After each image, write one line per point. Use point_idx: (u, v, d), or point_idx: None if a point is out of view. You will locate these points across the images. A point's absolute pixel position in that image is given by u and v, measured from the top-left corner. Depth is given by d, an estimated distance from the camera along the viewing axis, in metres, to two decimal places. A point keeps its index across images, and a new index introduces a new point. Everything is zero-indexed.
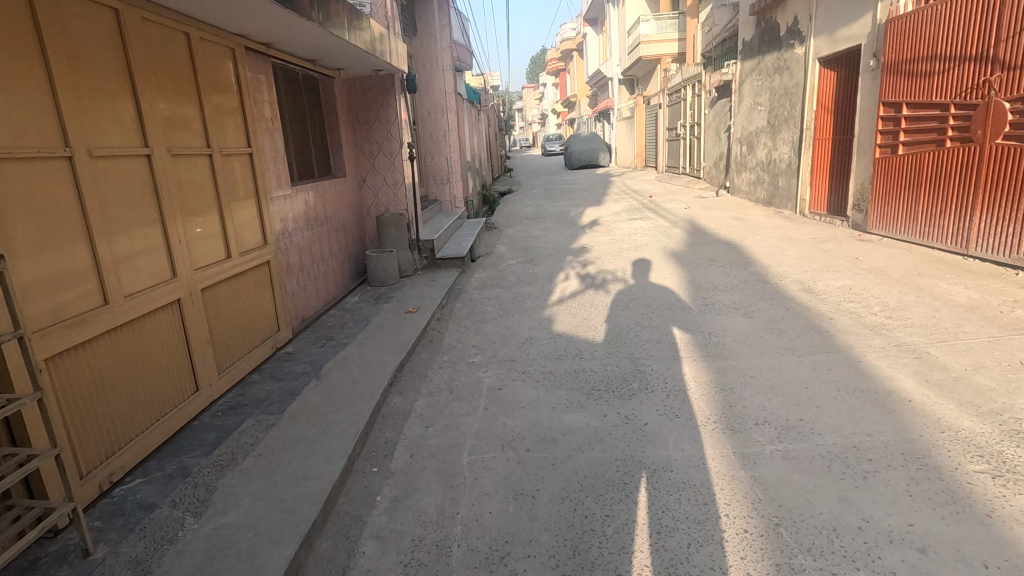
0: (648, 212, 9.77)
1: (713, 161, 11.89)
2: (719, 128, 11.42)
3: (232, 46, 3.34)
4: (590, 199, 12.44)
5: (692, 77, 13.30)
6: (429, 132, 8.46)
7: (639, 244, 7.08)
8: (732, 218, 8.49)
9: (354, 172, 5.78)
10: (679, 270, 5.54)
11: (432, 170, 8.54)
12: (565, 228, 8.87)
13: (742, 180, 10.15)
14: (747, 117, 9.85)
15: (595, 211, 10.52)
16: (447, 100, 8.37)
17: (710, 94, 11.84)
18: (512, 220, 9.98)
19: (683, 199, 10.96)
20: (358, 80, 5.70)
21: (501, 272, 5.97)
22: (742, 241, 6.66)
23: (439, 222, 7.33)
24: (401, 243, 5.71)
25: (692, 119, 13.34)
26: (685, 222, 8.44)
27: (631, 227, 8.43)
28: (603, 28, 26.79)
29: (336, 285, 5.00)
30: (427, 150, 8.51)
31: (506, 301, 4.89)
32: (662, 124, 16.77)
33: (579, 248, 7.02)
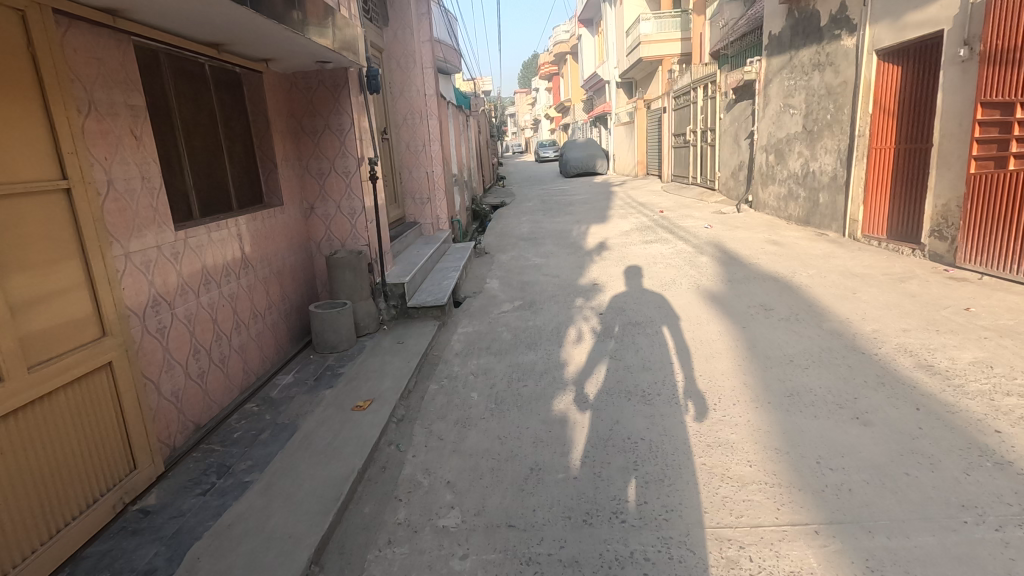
0: (664, 232, 8.47)
1: (730, 171, 10.61)
2: (738, 135, 10.14)
3: (25, 9, 1.98)
4: (592, 215, 11.13)
5: (703, 77, 12.03)
6: (405, 142, 7.09)
7: (663, 278, 5.76)
8: (766, 241, 7.19)
9: (297, 197, 4.39)
10: (726, 321, 4.23)
11: (410, 186, 7.17)
12: (568, 254, 7.53)
13: (769, 194, 8.86)
14: (775, 122, 8.57)
15: (601, 230, 9.22)
16: (428, 104, 7.02)
17: (727, 97, 10.56)
18: (506, 243, 8.64)
19: (700, 215, 9.67)
20: (300, 76, 4.31)
21: (493, 324, 4.61)
22: (794, 277, 5.34)
23: (415, 253, 5.94)
24: (360, 290, 4.32)
25: (703, 125, 12.07)
26: (711, 246, 7.12)
27: (647, 253, 7.12)
28: (598, 29, 25.57)
29: (262, 358, 3.61)
30: (404, 163, 7.13)
31: (499, 379, 3.52)
32: (667, 130, 15.53)
33: (589, 285, 5.68)
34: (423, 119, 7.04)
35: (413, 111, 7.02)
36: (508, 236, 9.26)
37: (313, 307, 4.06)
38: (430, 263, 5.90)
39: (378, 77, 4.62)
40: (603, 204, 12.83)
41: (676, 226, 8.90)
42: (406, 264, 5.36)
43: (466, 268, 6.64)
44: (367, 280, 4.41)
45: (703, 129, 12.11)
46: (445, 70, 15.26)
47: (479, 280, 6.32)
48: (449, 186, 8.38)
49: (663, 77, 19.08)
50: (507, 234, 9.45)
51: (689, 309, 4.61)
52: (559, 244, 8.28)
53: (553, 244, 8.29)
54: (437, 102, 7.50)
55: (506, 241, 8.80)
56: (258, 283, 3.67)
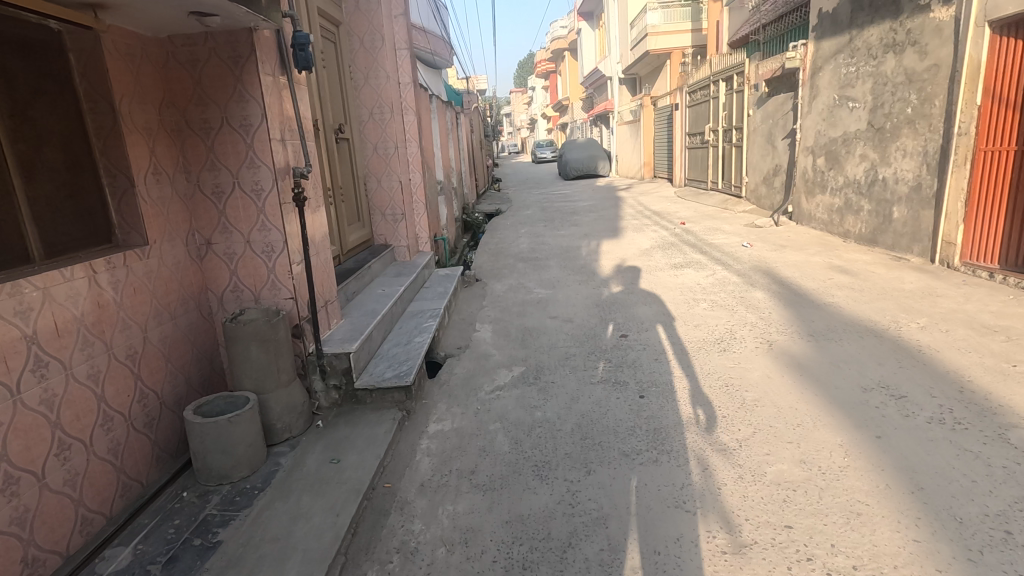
0: (694, 252, 7.00)
1: (764, 176, 9.13)
2: (775, 134, 8.66)
3: None
4: (602, 227, 9.65)
5: (726, 69, 10.57)
6: (372, 142, 5.55)
7: (715, 326, 4.27)
8: (829, 267, 5.73)
9: (180, 228, 2.86)
10: (842, 418, 2.74)
11: (379, 199, 5.65)
12: (580, 282, 6.04)
13: (818, 205, 7.40)
14: (827, 119, 7.09)
15: (617, 248, 7.74)
16: (400, 94, 5.50)
17: (759, 90, 9.10)
18: (502, 265, 7.14)
19: (731, 229, 8.21)
20: (181, 42, 2.77)
21: (482, 415, 3.10)
22: (900, 329, 3.86)
23: (379, 292, 4.42)
24: (276, 373, 2.78)
25: (726, 123, 10.61)
26: (760, 274, 5.65)
27: (679, 282, 5.66)
28: (599, 22, 24.07)
29: (79, 518, 2.09)
30: (370, 171, 5.60)
31: (489, 563, 2.00)
32: (680, 129, 14.07)
33: (615, 338, 4.20)
34: (395, 113, 5.51)
35: (381, 103, 5.47)
36: (504, 255, 7.77)
37: (191, 407, 2.52)
38: (399, 307, 4.39)
39: (309, 46, 3.07)
40: (611, 212, 11.34)
41: (707, 244, 7.44)
42: (362, 313, 3.84)
43: (452, 306, 5.14)
44: (290, 354, 2.89)
45: (727, 127, 10.63)
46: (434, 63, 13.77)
47: (467, 323, 4.82)
48: (432, 197, 6.87)
49: (672, 72, 17.61)
50: (504, 252, 7.96)
51: (772, 389, 3.13)
52: (567, 268, 6.79)
53: (560, 268, 6.79)
54: (414, 93, 5.98)
55: (502, 262, 7.29)
56: (80, 387, 2.14)
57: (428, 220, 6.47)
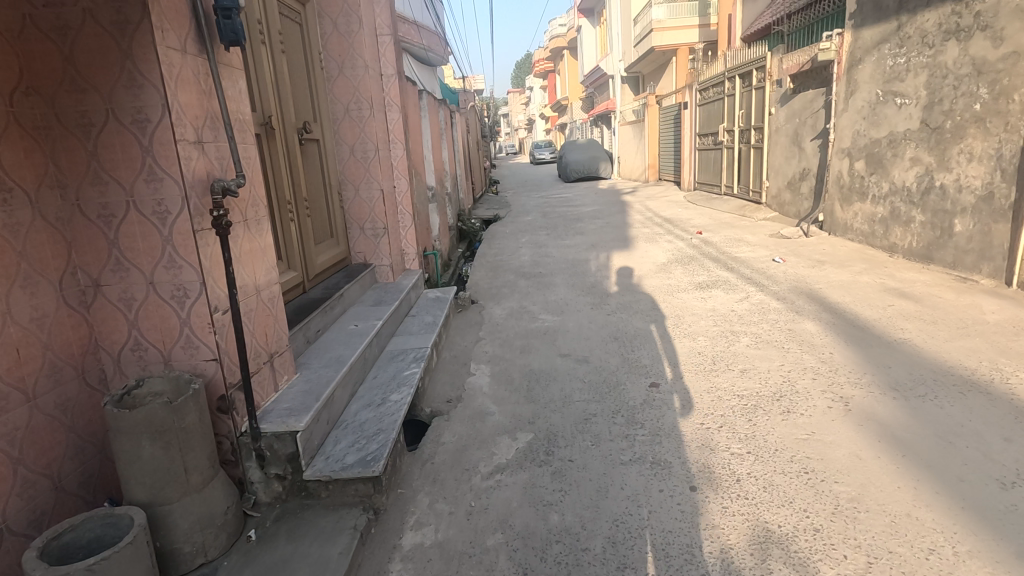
0: (718, 268, 6.19)
1: (789, 181, 8.33)
2: (802, 135, 7.87)
3: None
4: (610, 235, 8.84)
5: (743, 65, 9.79)
6: (349, 145, 4.71)
7: (766, 371, 3.46)
8: (883, 289, 4.92)
9: (48, 268, 2.02)
10: (990, 542, 1.92)
11: (357, 210, 4.81)
12: (592, 305, 5.22)
13: (856, 213, 6.60)
14: (868, 118, 6.30)
15: (630, 262, 6.93)
16: (380, 87, 4.68)
17: (783, 86, 8.31)
18: (501, 283, 6.31)
19: (755, 240, 7.42)
20: (44, 1, 1.94)
21: (478, 519, 2.27)
22: (1007, 381, 3.05)
23: (350, 329, 3.59)
24: (182, 476, 1.95)
25: (744, 122, 9.82)
26: (803, 298, 4.84)
27: (709, 307, 4.85)
28: (600, 19, 23.31)
29: None
30: (347, 178, 4.76)
31: None
32: (688, 129, 13.28)
33: (644, 388, 3.37)
34: (376, 110, 4.67)
35: (359, 98, 4.63)
36: (503, 270, 6.96)
37: (39, 543, 1.66)
38: (376, 348, 3.56)
39: (238, 13, 2.24)
40: (618, 219, 10.54)
41: (731, 258, 6.64)
42: (323, 363, 3.00)
43: (442, 339, 4.31)
44: (208, 444, 2.04)
45: (744, 127, 9.85)
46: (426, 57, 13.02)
47: (460, 363, 3.98)
48: (422, 206, 6.03)
49: (678, 70, 16.84)
50: (503, 266, 7.15)
51: (870, 480, 2.30)
52: (576, 286, 5.98)
53: (567, 286, 5.97)
54: (399, 87, 5.14)
55: (501, 279, 6.48)
56: None
57: (417, 233, 5.64)
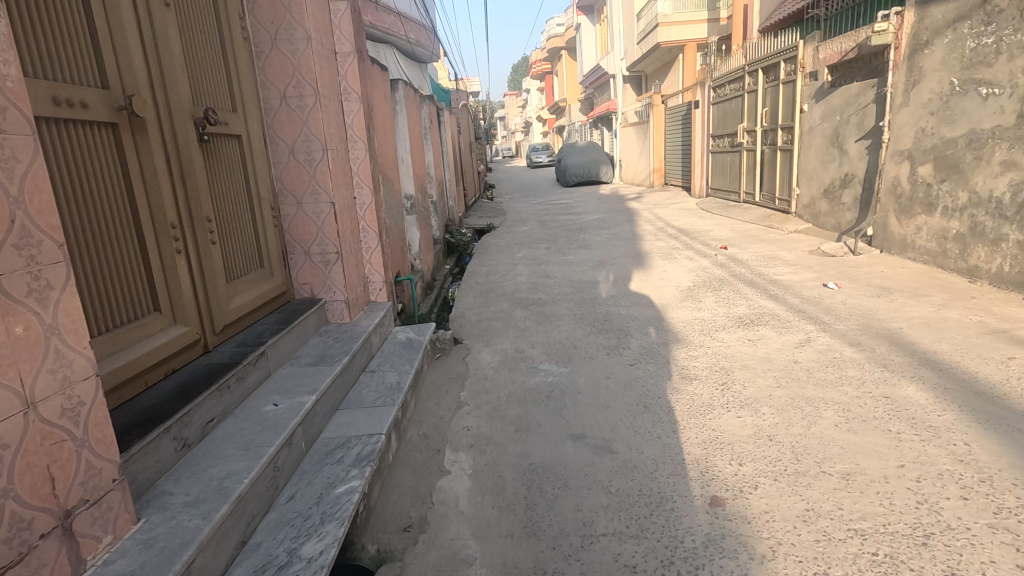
0: (758, 297, 5.08)
1: (826, 188, 7.23)
2: (844, 135, 6.78)
3: None
4: (619, 250, 7.74)
5: (766, 57, 8.72)
6: (287, 142, 3.53)
7: (882, 478, 2.31)
8: (986, 330, 3.80)
9: None
10: None
11: (299, 229, 3.64)
12: (607, 349, 4.09)
13: (920, 228, 5.49)
14: (937, 113, 5.20)
15: (648, 284, 5.81)
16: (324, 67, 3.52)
17: (819, 79, 7.23)
18: (493, 314, 5.17)
19: (792, 258, 6.32)
20: None
21: None
22: None
23: (263, 414, 2.43)
24: None
25: (768, 121, 8.74)
26: (884, 343, 3.72)
27: (761, 356, 3.72)
28: (600, 16, 22.32)
29: None
30: (285, 187, 3.58)
31: None
32: (700, 130, 12.21)
33: (701, 511, 2.22)
34: (322, 97, 3.51)
35: (299, 80, 3.47)
36: (496, 295, 5.82)
37: None
38: (300, 442, 2.41)
39: None
40: (627, 229, 9.43)
41: (770, 281, 5.53)
42: (191, 496, 1.84)
43: (409, 409, 3.16)
44: None
45: (768, 127, 8.76)
46: (400, 41, 11.86)
47: (430, 449, 2.83)
48: (396, 222, 4.89)
49: (685, 68, 15.78)
50: (496, 290, 6.01)
51: None
52: (584, 320, 4.84)
53: (573, 320, 4.83)
54: (360, 69, 3.99)
55: (492, 309, 5.33)
56: None
57: (387, 256, 4.48)
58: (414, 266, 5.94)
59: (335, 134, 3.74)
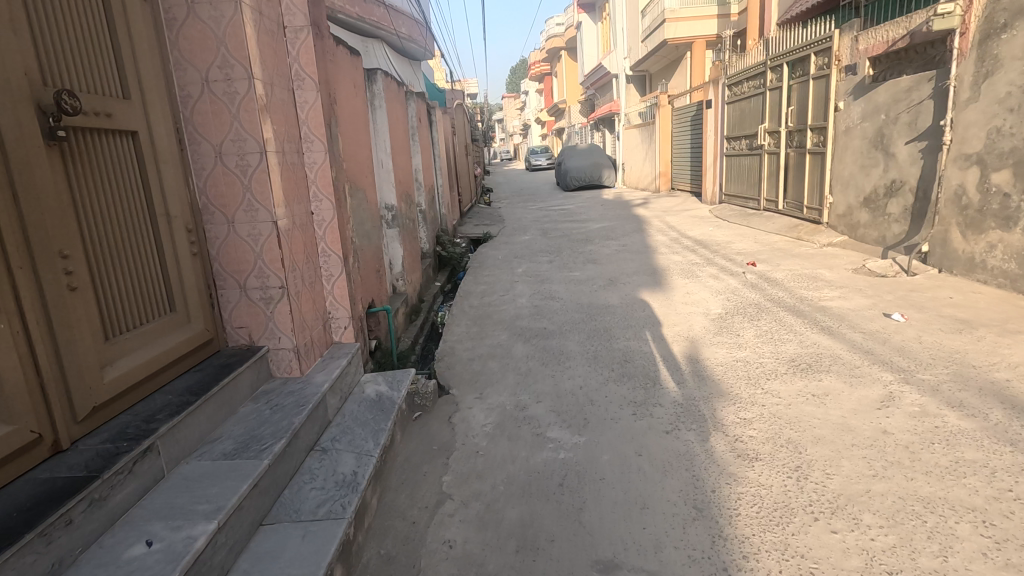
0: (807, 329, 4.23)
1: (867, 196, 6.39)
2: (891, 136, 5.94)
3: None
4: (632, 265, 6.89)
5: (792, 50, 7.88)
6: (212, 141, 2.64)
7: None
8: None
9: None
10: None
11: (232, 256, 2.76)
12: (632, 407, 3.22)
13: (994, 246, 4.64)
14: (1019, 109, 4.35)
15: (672, 310, 4.97)
16: (258, 41, 2.64)
17: (859, 73, 6.39)
18: (489, 350, 4.30)
19: (835, 278, 5.47)
20: None
21: None
22: None
23: (124, 566, 1.55)
24: None
25: (794, 121, 7.91)
26: (996, 404, 2.87)
27: (836, 421, 2.86)
28: (602, 14, 21.56)
29: None
30: (210, 201, 2.69)
31: None
32: (712, 131, 11.39)
33: None
34: (259, 81, 2.63)
35: (226, 59, 2.57)
36: (493, 323, 4.96)
37: None
38: None
39: None
40: (637, 239, 8.59)
41: (817, 308, 4.69)
42: None
43: (368, 512, 2.30)
44: None
45: (794, 128, 7.94)
46: (389, 35, 11.00)
47: None
48: (370, 241, 4.01)
49: (693, 66, 14.95)
50: (493, 317, 5.14)
51: None
52: (599, 360, 3.97)
53: (586, 361, 3.96)
54: (316, 49, 3.11)
55: (488, 342, 4.46)
56: None
57: (356, 283, 3.60)
58: (394, 294, 5.09)
59: (280, 131, 2.86)
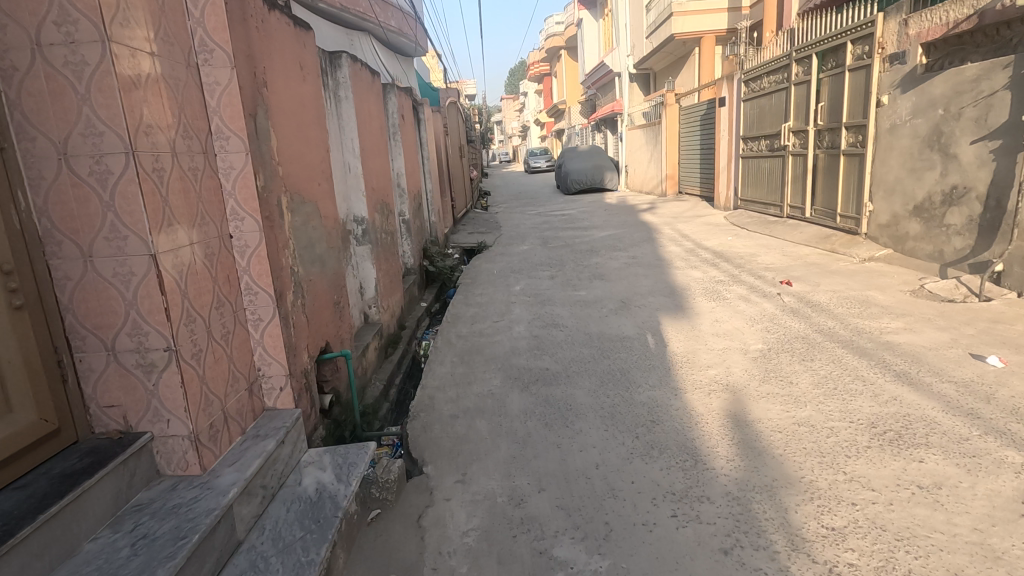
0: (876, 374, 3.37)
1: (919, 204, 5.53)
2: (950, 135, 5.08)
3: None
4: (645, 282, 6.04)
5: (822, 40, 7.04)
6: (54, 137, 1.77)
7: None
8: None
9: None
10: None
11: (93, 305, 1.88)
12: (670, 503, 2.35)
13: None
14: None
15: (700, 344, 4.11)
16: None
17: (910, 63, 5.54)
18: (476, 401, 3.43)
19: (891, 302, 4.61)
20: None
21: None
22: None
23: None
24: None
25: (825, 118, 7.06)
26: None
27: (970, 540, 1.98)
28: (604, 10, 20.71)
29: None
30: (55, 225, 1.82)
31: None
32: (725, 131, 10.55)
33: None
34: (119, 45, 1.75)
35: (65, 11, 1.70)
36: (483, 361, 4.09)
37: None
38: None
39: None
40: (648, 250, 7.73)
41: (881, 343, 3.84)
42: None
43: None
44: None
45: (825, 126, 7.08)
46: (375, 29, 10.10)
47: None
48: (324, 266, 3.13)
49: (702, 63, 14.08)
50: (484, 351, 4.28)
51: None
52: (616, 420, 3.09)
53: (600, 421, 3.09)
54: (230, 9, 2.24)
55: (476, 389, 3.60)
56: None
57: (299, 326, 2.71)
58: (365, 327, 4.22)
59: (168, 121, 1.98)
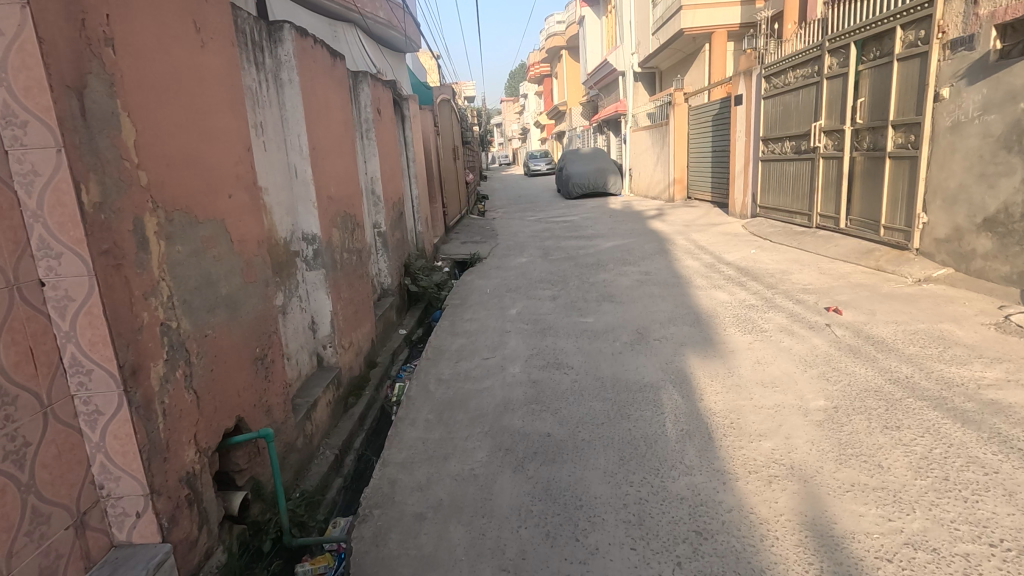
0: (996, 456, 2.47)
1: (990, 217, 4.65)
2: None
3: None
4: (663, 306, 5.14)
5: (862, 27, 6.16)
6: None
7: None
8: None
9: None
10: None
11: None
12: None
13: None
14: None
15: (743, 399, 3.21)
16: None
17: (980, 48, 4.66)
18: (451, 490, 2.54)
19: (975, 340, 3.71)
20: None
21: None
22: None
23: None
24: None
25: (867, 117, 6.19)
26: None
27: None
28: (608, 6, 19.83)
29: None
30: None
31: None
32: (742, 132, 9.67)
33: None
34: None
35: None
36: (465, 421, 3.19)
37: None
38: None
39: None
40: (663, 265, 6.83)
41: (983, 402, 2.94)
42: None
43: None
44: None
45: (865, 126, 6.20)
46: (360, 19, 9.21)
47: None
48: (236, 312, 2.23)
49: (714, 60, 13.22)
50: (467, 405, 3.38)
51: None
52: (645, 533, 2.19)
53: (623, 533, 2.19)
54: None
55: (454, 469, 2.70)
56: None
57: (181, 411, 1.81)
58: (317, 374, 3.33)
59: None
